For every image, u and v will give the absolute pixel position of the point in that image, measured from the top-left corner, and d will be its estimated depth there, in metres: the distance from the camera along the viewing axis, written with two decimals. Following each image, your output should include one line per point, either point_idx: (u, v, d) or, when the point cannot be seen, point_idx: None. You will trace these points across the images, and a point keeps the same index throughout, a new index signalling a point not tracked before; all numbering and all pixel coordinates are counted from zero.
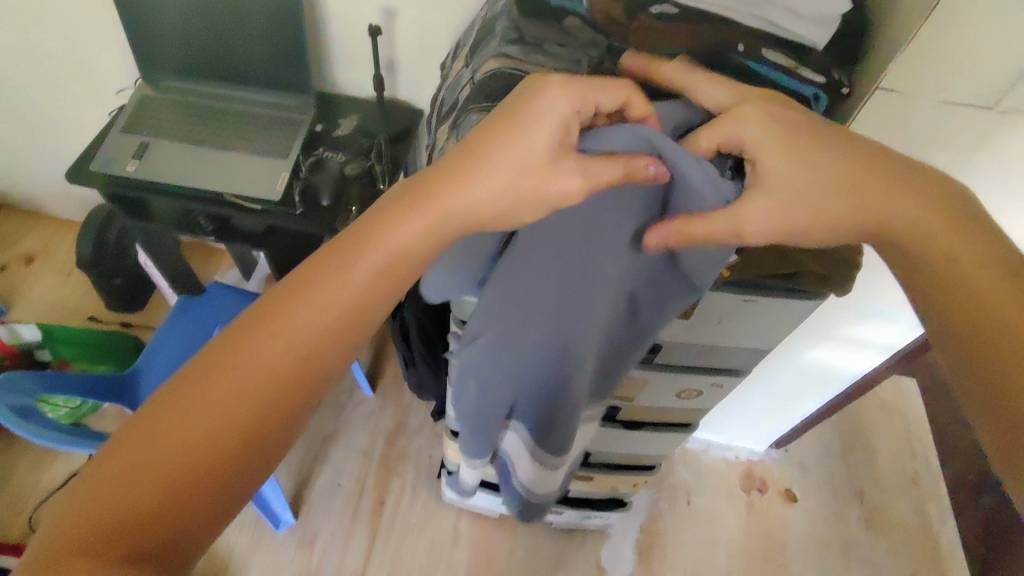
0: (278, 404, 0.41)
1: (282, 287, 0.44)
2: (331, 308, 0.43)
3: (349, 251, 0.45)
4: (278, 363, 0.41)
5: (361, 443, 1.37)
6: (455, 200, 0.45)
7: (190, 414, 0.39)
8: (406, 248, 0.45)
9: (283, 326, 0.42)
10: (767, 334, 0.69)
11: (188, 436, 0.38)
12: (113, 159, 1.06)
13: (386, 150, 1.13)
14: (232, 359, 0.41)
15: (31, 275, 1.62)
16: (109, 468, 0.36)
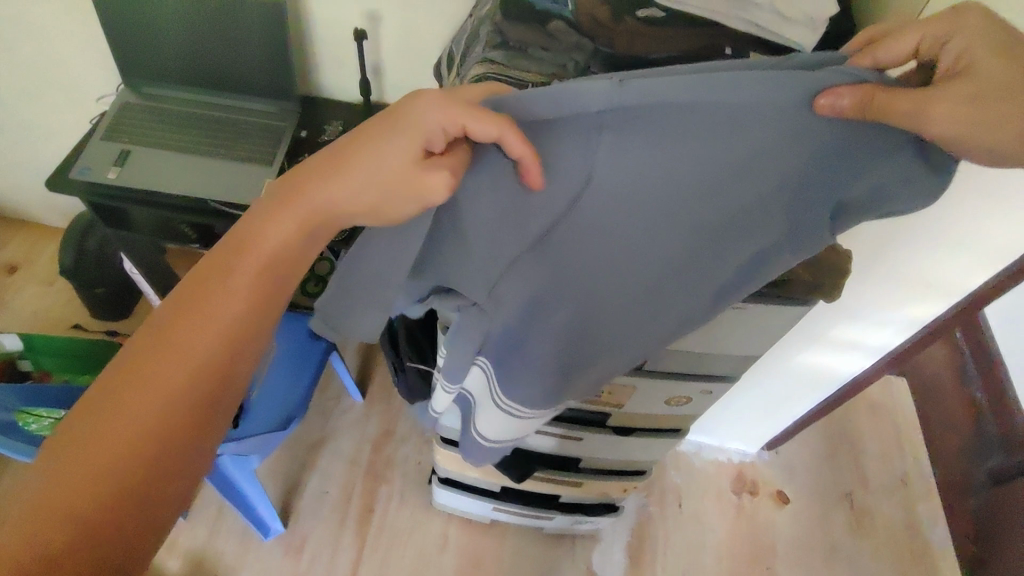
0: (199, 408, 0.42)
1: (178, 298, 0.42)
2: (234, 309, 0.43)
3: (244, 251, 0.43)
4: (192, 372, 0.41)
5: (349, 450, 1.35)
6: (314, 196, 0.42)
7: (107, 436, 0.38)
8: (305, 239, 0.44)
9: (188, 338, 0.41)
10: (757, 339, 0.68)
11: (115, 457, 0.38)
12: (92, 168, 1.04)
13: None
14: (140, 376, 0.40)
15: (13, 283, 1.59)
16: (41, 501, 0.36)
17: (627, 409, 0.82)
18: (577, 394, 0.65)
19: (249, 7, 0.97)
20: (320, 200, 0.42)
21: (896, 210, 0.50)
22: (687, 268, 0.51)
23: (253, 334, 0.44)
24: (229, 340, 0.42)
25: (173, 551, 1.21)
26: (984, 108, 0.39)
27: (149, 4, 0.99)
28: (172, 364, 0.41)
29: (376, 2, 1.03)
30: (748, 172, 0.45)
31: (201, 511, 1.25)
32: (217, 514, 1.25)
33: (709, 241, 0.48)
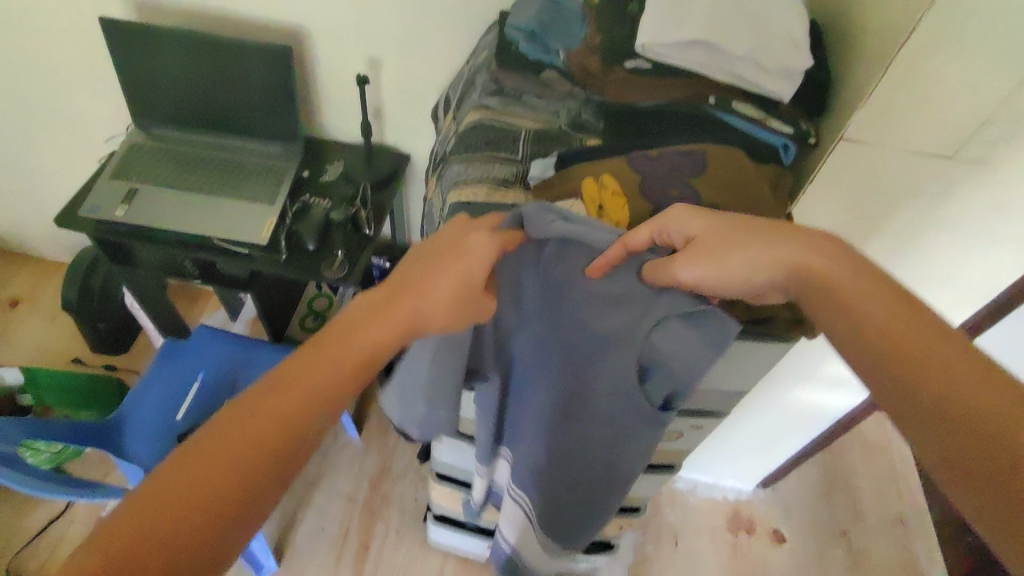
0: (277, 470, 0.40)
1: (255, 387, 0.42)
2: (337, 378, 0.43)
3: (324, 348, 0.44)
4: (285, 430, 0.41)
5: (346, 487, 1.35)
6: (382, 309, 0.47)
7: (199, 475, 0.38)
8: (398, 333, 0.46)
9: (259, 421, 0.40)
10: (744, 377, 0.69)
11: (199, 497, 0.37)
12: (100, 206, 1.07)
13: (371, 196, 1.16)
14: (208, 455, 0.39)
15: (16, 318, 1.61)
16: (125, 527, 0.35)
17: None
18: (566, 501, 0.69)
19: (258, 54, 1.02)
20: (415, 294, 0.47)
21: (721, 330, 0.54)
22: (589, 378, 0.58)
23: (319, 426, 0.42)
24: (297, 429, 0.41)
25: None
26: (720, 256, 0.49)
27: (164, 50, 1.04)
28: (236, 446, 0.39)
29: (379, 49, 1.07)
30: (596, 296, 0.54)
31: None
32: None
33: (597, 357, 0.56)
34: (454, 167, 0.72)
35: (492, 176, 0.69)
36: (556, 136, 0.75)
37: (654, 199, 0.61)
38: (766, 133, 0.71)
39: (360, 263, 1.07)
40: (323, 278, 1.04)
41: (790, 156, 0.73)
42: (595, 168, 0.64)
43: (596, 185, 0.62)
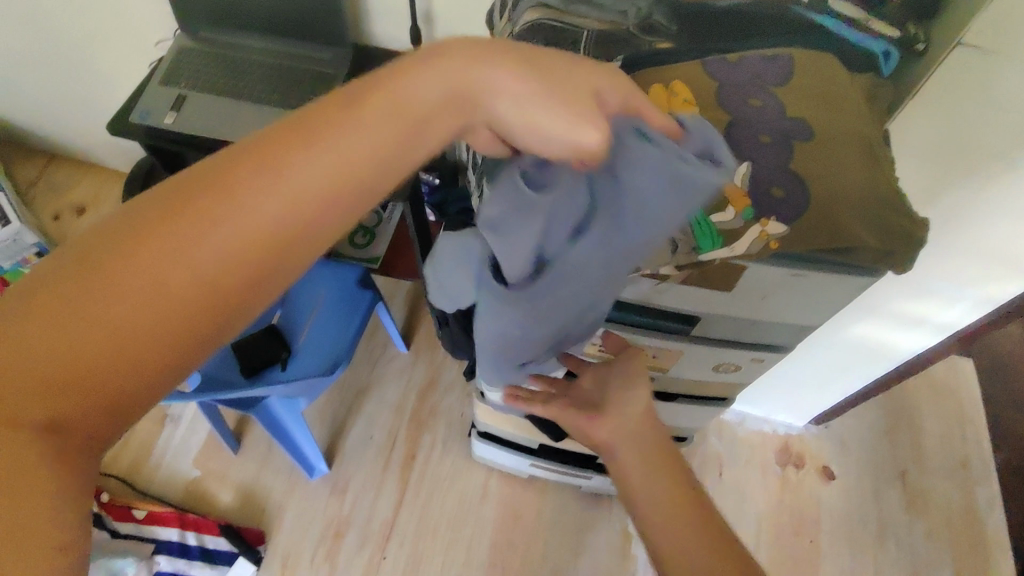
0: (247, 265, 0.37)
1: (202, 185, 0.37)
2: (323, 167, 0.38)
3: (300, 157, 0.37)
4: (255, 229, 0.37)
5: (394, 398, 1.38)
6: (408, 91, 0.40)
7: (161, 258, 0.36)
8: (412, 121, 0.40)
9: (203, 242, 0.36)
10: (815, 313, 0.63)
11: (155, 284, 0.35)
12: (151, 112, 1.06)
13: None
14: (140, 266, 0.35)
15: (81, 224, 1.67)
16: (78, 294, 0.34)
17: (673, 373, 0.79)
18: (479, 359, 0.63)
19: None
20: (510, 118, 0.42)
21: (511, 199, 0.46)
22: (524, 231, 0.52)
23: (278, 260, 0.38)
24: (248, 264, 0.37)
25: (226, 483, 1.28)
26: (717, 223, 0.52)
27: None
28: (172, 266, 0.36)
29: None
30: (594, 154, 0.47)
31: (253, 449, 1.31)
32: (268, 452, 1.31)
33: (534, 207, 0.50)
34: None
35: None
36: (623, 40, 0.66)
37: (731, 108, 0.54)
38: (863, 38, 0.62)
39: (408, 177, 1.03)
40: None
41: (890, 64, 0.63)
42: (664, 73, 0.57)
43: (665, 92, 0.54)
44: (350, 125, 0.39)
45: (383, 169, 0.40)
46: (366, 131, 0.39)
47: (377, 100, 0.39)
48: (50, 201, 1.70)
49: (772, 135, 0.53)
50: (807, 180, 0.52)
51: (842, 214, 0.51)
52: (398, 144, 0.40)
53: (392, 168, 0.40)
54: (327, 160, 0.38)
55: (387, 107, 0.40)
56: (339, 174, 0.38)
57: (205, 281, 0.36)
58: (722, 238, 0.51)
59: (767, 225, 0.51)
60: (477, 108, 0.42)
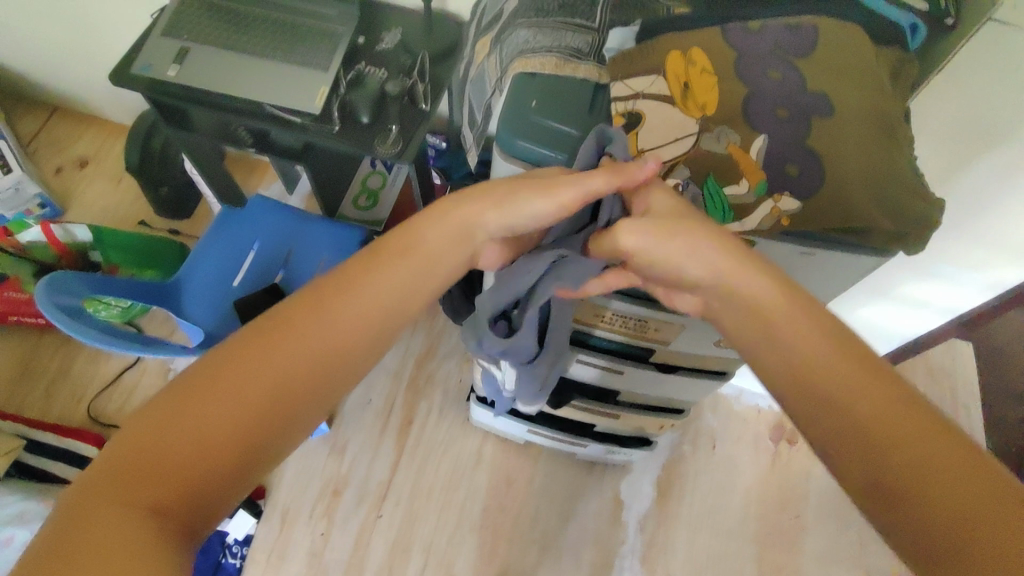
0: (313, 380, 0.47)
1: (286, 310, 0.48)
2: (356, 308, 0.50)
3: (341, 298, 0.49)
4: (317, 351, 0.47)
5: (394, 362, 1.39)
6: (414, 249, 0.53)
7: (244, 372, 0.44)
8: (411, 271, 0.53)
9: (292, 346, 0.46)
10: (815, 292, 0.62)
11: (244, 388, 0.43)
12: (153, 65, 1.03)
13: (428, 68, 1.08)
14: (254, 360, 0.45)
15: (84, 178, 1.66)
16: (179, 408, 0.42)
17: (673, 347, 0.79)
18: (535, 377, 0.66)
19: None
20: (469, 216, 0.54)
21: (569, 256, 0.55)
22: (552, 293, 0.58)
23: (338, 369, 0.48)
24: (320, 370, 0.47)
25: None
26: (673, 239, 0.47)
27: None
28: (267, 377, 0.44)
29: None
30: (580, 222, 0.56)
31: None
32: None
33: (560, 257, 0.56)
34: (520, 34, 0.63)
35: (565, 46, 0.59)
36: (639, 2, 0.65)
37: (749, 82, 0.53)
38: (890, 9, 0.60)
39: (414, 141, 1.01)
40: (376, 154, 1.00)
41: (917, 39, 0.62)
42: (684, 39, 0.55)
43: (682, 60, 0.53)
44: (376, 269, 0.52)
45: (391, 311, 0.52)
46: (381, 282, 0.51)
47: (394, 244, 0.53)
48: (52, 153, 1.69)
49: (790, 110, 0.52)
50: (823, 157, 0.51)
51: (857, 193, 0.50)
52: (407, 290, 0.52)
53: (403, 301, 0.52)
54: (364, 300, 0.50)
55: (401, 266, 0.52)
56: (378, 315, 0.51)
57: (285, 382, 0.45)
58: (733, 212, 0.50)
59: (779, 202, 0.49)
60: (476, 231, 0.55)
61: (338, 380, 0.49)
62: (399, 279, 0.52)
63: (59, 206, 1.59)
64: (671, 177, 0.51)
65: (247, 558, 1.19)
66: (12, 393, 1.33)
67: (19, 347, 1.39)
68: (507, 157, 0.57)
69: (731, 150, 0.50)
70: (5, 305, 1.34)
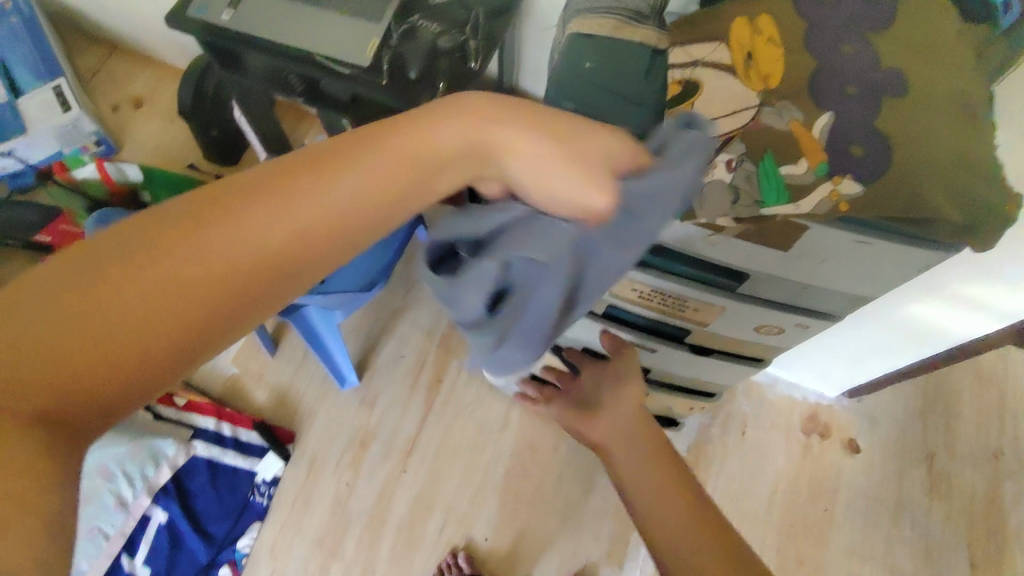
0: (258, 285, 0.35)
1: (220, 197, 0.35)
2: (329, 200, 0.36)
3: (312, 180, 0.36)
4: (260, 248, 0.35)
5: (427, 321, 1.40)
6: (418, 140, 0.38)
7: (160, 264, 0.33)
8: (420, 159, 0.38)
9: (226, 238, 0.34)
10: (865, 280, 0.59)
11: (156, 284, 0.33)
12: (209, 8, 1.04)
13: (483, 23, 1.05)
14: (174, 249, 0.34)
15: (139, 118, 1.69)
16: (67, 295, 0.32)
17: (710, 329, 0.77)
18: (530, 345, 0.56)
19: None
20: (487, 141, 0.40)
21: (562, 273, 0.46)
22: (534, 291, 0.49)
23: (299, 272, 0.37)
24: (264, 274, 0.35)
25: (262, 382, 1.34)
26: None
27: None
28: (190, 273, 0.34)
29: None
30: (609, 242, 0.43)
31: (288, 352, 1.36)
32: (302, 358, 1.35)
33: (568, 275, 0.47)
34: None
35: (625, 6, 0.57)
36: None
37: (819, 54, 0.49)
38: None
39: (463, 98, 1.00)
40: (424, 108, 0.99)
41: (1009, 18, 0.56)
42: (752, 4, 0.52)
43: (749, 27, 0.50)
44: (344, 168, 0.37)
45: (379, 211, 0.38)
46: (373, 159, 0.37)
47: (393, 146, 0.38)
48: (109, 92, 1.72)
49: (859, 89, 0.48)
50: (891, 140, 0.47)
51: (927, 182, 0.46)
52: (402, 184, 0.38)
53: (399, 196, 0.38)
54: (324, 199, 0.36)
55: (395, 151, 0.38)
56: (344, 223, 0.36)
57: (213, 282, 0.34)
58: (788, 192, 0.47)
59: (839, 185, 0.46)
60: (489, 162, 0.41)
61: (294, 283, 0.37)
62: (380, 182, 0.37)
63: (114, 144, 1.63)
64: (724, 151, 0.48)
65: (275, 498, 1.24)
66: None
67: None
68: (552, 117, 0.56)
69: (793, 127, 0.47)
70: (60, 237, 1.39)
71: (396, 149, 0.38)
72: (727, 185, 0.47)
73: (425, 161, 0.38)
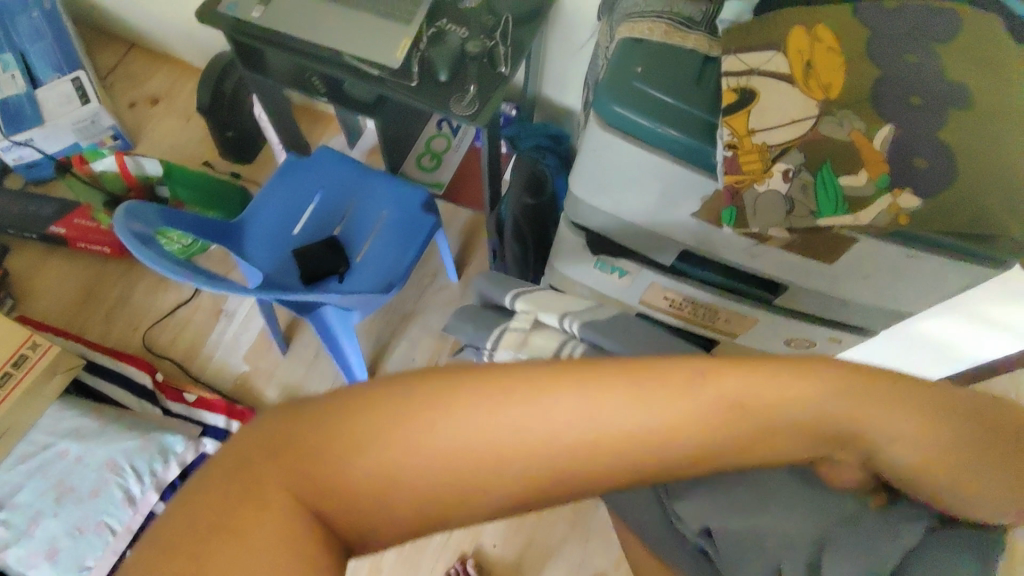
0: (446, 501, 0.33)
1: (465, 388, 0.33)
2: (552, 438, 0.33)
3: (538, 410, 0.33)
4: (466, 467, 0.33)
5: (439, 326, 1.38)
6: (664, 383, 0.35)
7: (373, 449, 0.32)
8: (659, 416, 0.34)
9: (436, 448, 0.33)
10: (908, 296, 0.58)
11: (359, 471, 0.32)
12: (238, 5, 1.04)
13: (511, 30, 1.05)
14: (388, 439, 0.33)
15: (155, 115, 1.69)
16: (285, 443, 0.32)
17: (741, 339, 0.79)
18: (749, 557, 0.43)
19: None
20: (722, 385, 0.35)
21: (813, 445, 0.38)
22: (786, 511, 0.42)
23: (490, 502, 0.33)
24: (458, 492, 0.33)
25: (271, 382, 1.32)
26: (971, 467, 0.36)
27: None
28: (391, 470, 0.32)
29: None
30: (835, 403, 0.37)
31: (299, 353, 1.35)
32: (312, 359, 1.35)
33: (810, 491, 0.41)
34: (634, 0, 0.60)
35: (677, 13, 0.57)
36: None
37: (880, 63, 0.48)
38: None
39: (491, 104, 0.99)
40: (449, 113, 0.98)
41: None
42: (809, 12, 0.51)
43: (806, 37, 0.50)
44: (568, 401, 0.33)
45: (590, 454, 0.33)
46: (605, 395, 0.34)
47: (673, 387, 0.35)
48: (126, 88, 1.72)
49: (926, 98, 0.47)
50: (954, 154, 0.46)
51: (993, 196, 0.45)
52: (625, 427, 0.33)
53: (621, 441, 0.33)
54: (521, 426, 0.33)
55: (633, 394, 0.34)
56: (517, 466, 0.33)
57: (408, 489, 0.33)
58: (848, 205, 0.47)
59: (900, 198, 0.46)
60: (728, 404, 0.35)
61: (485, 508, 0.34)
62: (638, 427, 0.33)
63: (130, 140, 1.63)
64: (782, 161, 0.48)
65: None
66: (75, 316, 1.38)
67: (84, 272, 1.44)
68: (605, 126, 0.55)
69: (854, 137, 0.46)
70: (74, 231, 1.38)
71: (681, 385, 0.34)
72: (784, 197, 0.48)
73: (756, 421, 0.35)
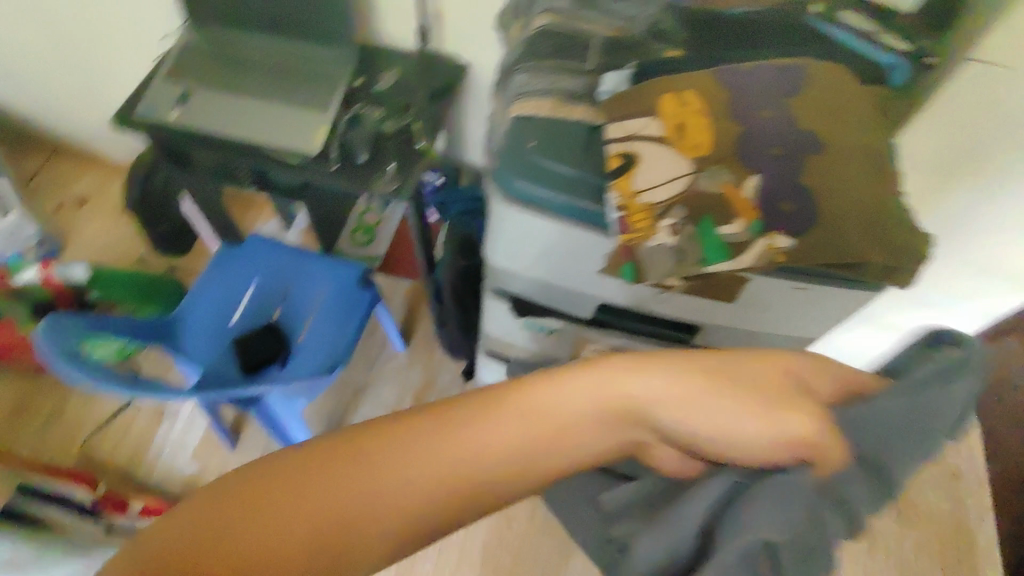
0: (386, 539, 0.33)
1: (385, 430, 0.35)
2: (474, 446, 0.35)
3: (458, 430, 0.36)
4: (403, 497, 0.34)
5: (391, 398, 1.37)
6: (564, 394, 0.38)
7: (303, 501, 0.32)
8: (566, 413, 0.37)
9: (368, 483, 0.33)
10: (809, 322, 0.63)
11: (293, 526, 0.32)
12: (155, 107, 1.05)
13: (425, 105, 1.09)
14: (318, 489, 0.33)
15: (82, 217, 1.67)
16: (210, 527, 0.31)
17: None
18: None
19: None
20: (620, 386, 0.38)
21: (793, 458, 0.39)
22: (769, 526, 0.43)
23: (427, 526, 0.34)
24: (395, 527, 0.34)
25: None
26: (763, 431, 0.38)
27: None
28: (326, 520, 0.32)
29: None
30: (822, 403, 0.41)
31: (249, 443, 1.31)
32: (263, 448, 1.31)
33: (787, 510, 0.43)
34: (519, 78, 0.64)
35: (563, 88, 0.62)
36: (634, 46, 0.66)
37: (742, 120, 0.53)
38: (873, 50, 0.62)
39: (411, 177, 1.02)
40: (373, 191, 1.00)
41: (901, 77, 0.62)
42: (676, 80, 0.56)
43: (676, 101, 0.54)
44: (477, 424, 0.36)
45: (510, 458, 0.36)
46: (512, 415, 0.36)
47: (506, 407, 0.37)
48: (51, 193, 1.70)
49: (785, 148, 0.52)
50: (815, 195, 0.51)
51: (851, 227, 0.51)
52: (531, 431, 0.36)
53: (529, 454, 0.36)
54: (444, 452, 0.35)
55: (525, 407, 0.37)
56: (440, 483, 0.35)
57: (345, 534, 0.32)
58: (728, 251, 0.50)
59: (774, 240, 0.50)
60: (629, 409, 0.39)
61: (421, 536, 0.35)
62: (555, 420, 0.37)
63: (58, 245, 1.60)
64: (668, 217, 0.51)
65: None
66: (6, 435, 1.31)
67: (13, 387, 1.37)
68: (507, 199, 0.59)
69: (725, 189, 0.51)
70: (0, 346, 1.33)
71: (586, 392, 0.38)
72: (674, 249, 0.51)
73: (651, 417, 0.38)
